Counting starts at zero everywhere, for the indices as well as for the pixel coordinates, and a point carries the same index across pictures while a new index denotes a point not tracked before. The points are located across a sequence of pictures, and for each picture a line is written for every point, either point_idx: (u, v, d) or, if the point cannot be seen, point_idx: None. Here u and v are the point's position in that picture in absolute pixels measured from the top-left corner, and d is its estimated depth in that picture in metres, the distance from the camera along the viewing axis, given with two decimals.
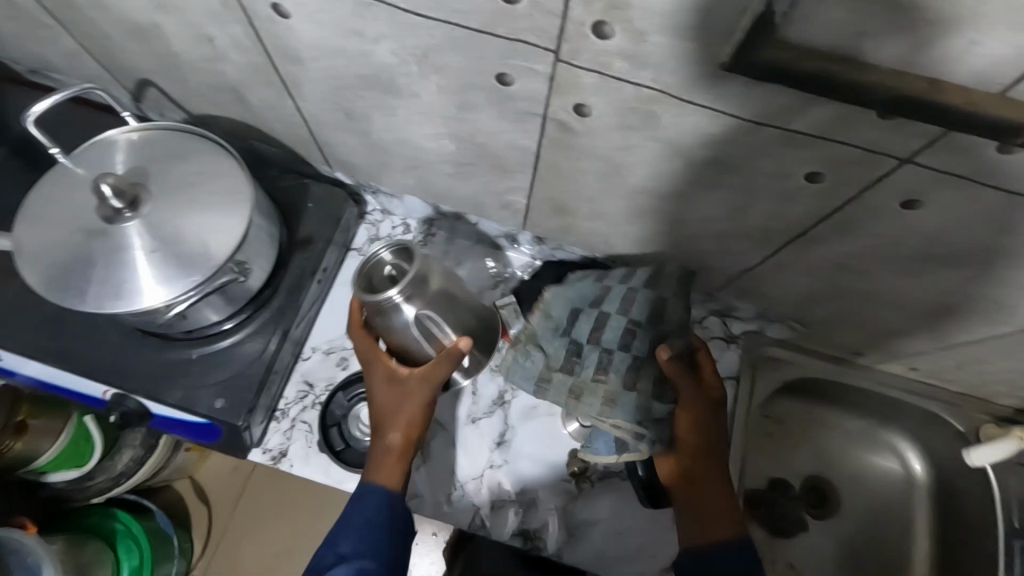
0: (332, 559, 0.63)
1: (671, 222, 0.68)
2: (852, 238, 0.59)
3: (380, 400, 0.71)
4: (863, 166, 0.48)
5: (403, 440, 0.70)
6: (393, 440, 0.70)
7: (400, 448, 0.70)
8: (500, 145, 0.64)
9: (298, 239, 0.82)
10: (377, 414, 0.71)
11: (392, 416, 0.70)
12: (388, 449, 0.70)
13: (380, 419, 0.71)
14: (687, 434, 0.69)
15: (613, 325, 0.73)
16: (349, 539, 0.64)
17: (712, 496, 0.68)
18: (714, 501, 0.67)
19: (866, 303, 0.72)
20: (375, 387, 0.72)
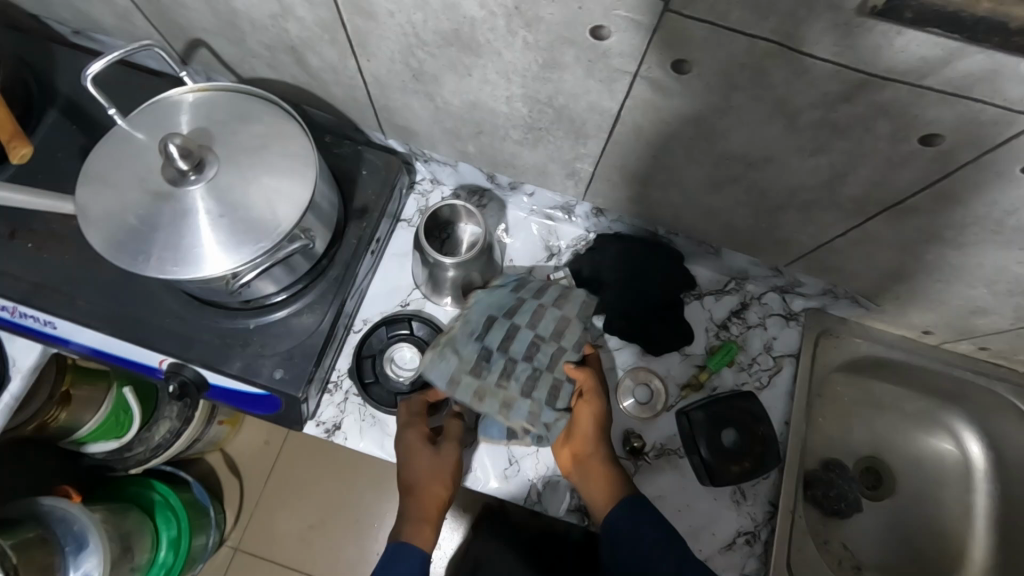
0: None
1: (754, 191, 0.65)
2: (956, 207, 0.56)
3: (421, 467, 0.76)
4: (993, 128, 0.45)
5: (440, 508, 0.76)
6: (432, 507, 0.75)
7: (434, 510, 0.75)
8: (581, 108, 0.61)
9: (355, 208, 0.80)
10: (419, 495, 0.75)
11: (432, 474, 0.76)
12: (421, 513, 0.75)
13: (417, 489, 0.75)
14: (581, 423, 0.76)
15: (518, 340, 0.75)
16: None
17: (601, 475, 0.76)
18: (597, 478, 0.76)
19: (952, 275, 0.69)
20: (413, 457, 0.76)
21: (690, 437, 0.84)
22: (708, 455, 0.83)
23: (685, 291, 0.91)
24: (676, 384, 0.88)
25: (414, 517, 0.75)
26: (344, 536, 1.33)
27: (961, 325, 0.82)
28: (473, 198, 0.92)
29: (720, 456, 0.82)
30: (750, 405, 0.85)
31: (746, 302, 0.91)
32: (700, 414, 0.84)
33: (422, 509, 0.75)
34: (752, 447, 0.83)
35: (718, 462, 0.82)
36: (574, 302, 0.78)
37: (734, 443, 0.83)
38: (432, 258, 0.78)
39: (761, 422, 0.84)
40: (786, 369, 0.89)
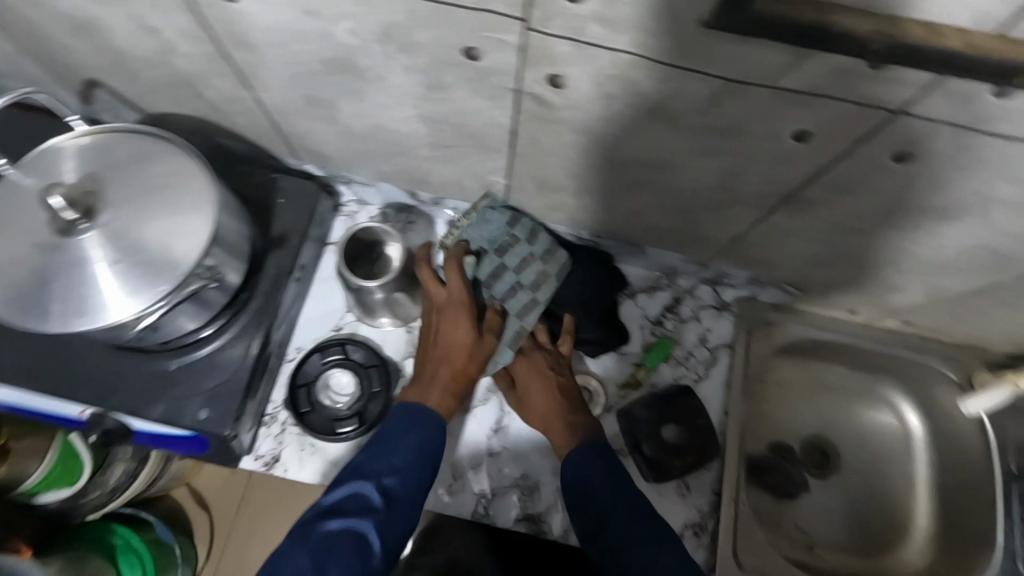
0: (382, 467, 0.62)
1: (659, 193, 0.66)
2: (847, 197, 0.57)
3: (459, 339, 0.74)
4: (855, 122, 0.46)
5: (460, 383, 0.73)
6: (454, 376, 0.73)
7: (457, 383, 0.73)
8: (478, 124, 0.61)
9: (273, 236, 0.78)
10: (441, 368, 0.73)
11: (461, 346, 0.74)
12: (443, 380, 0.72)
13: (447, 356, 0.74)
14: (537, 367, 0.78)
15: (505, 280, 0.80)
16: (400, 452, 0.64)
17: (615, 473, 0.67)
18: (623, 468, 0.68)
19: (861, 259, 0.71)
20: (450, 326, 0.75)
21: (635, 436, 0.86)
22: (652, 452, 0.85)
23: (618, 291, 0.92)
24: (616, 384, 0.89)
25: (427, 383, 0.72)
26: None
27: (883, 304, 0.84)
28: (400, 217, 0.91)
29: (663, 450, 0.85)
30: (687, 398, 0.87)
31: (679, 296, 0.93)
32: (642, 411, 0.86)
33: (443, 378, 0.72)
34: (694, 438, 0.86)
35: (661, 457, 0.85)
36: (558, 263, 0.82)
37: (677, 437, 0.86)
38: (356, 283, 0.78)
39: (701, 414, 0.87)
40: (722, 359, 0.91)
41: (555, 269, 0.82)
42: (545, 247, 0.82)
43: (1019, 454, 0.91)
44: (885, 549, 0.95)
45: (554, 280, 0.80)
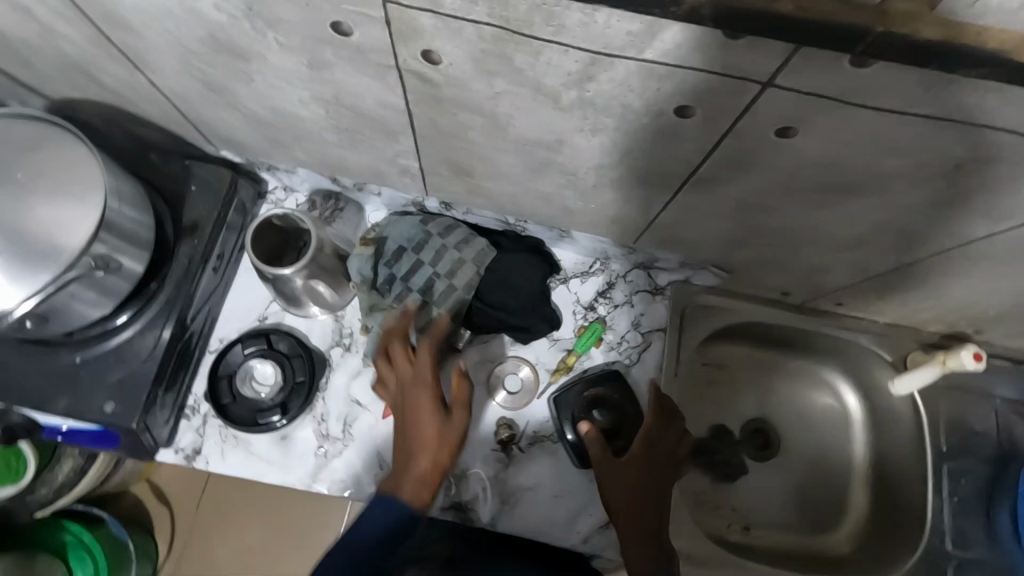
0: None
1: (567, 175, 0.64)
2: (747, 175, 0.56)
3: (424, 418, 0.65)
4: (730, 96, 0.45)
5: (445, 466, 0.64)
6: (427, 466, 0.63)
7: (434, 473, 0.64)
8: (371, 106, 0.59)
9: (184, 225, 0.76)
10: (421, 456, 0.63)
11: (428, 430, 0.65)
12: (413, 474, 0.63)
13: (414, 446, 0.64)
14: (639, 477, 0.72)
15: (422, 274, 0.82)
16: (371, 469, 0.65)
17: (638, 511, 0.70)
18: (638, 490, 0.71)
19: (779, 240, 0.70)
20: (422, 412, 0.66)
21: (568, 421, 0.84)
22: (585, 433, 0.84)
23: (550, 275, 0.91)
24: (547, 370, 0.88)
25: (408, 475, 0.63)
26: (277, 558, 1.31)
27: (812, 285, 0.83)
28: (327, 204, 0.89)
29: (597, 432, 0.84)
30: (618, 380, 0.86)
31: (612, 281, 0.92)
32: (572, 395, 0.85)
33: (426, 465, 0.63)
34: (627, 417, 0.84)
35: (595, 438, 0.84)
36: (474, 249, 0.83)
37: (610, 418, 0.84)
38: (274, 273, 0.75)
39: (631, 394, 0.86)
40: (655, 343, 0.89)
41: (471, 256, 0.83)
42: (462, 236, 0.83)
43: (946, 429, 0.90)
44: (821, 528, 0.96)
45: (469, 267, 0.81)
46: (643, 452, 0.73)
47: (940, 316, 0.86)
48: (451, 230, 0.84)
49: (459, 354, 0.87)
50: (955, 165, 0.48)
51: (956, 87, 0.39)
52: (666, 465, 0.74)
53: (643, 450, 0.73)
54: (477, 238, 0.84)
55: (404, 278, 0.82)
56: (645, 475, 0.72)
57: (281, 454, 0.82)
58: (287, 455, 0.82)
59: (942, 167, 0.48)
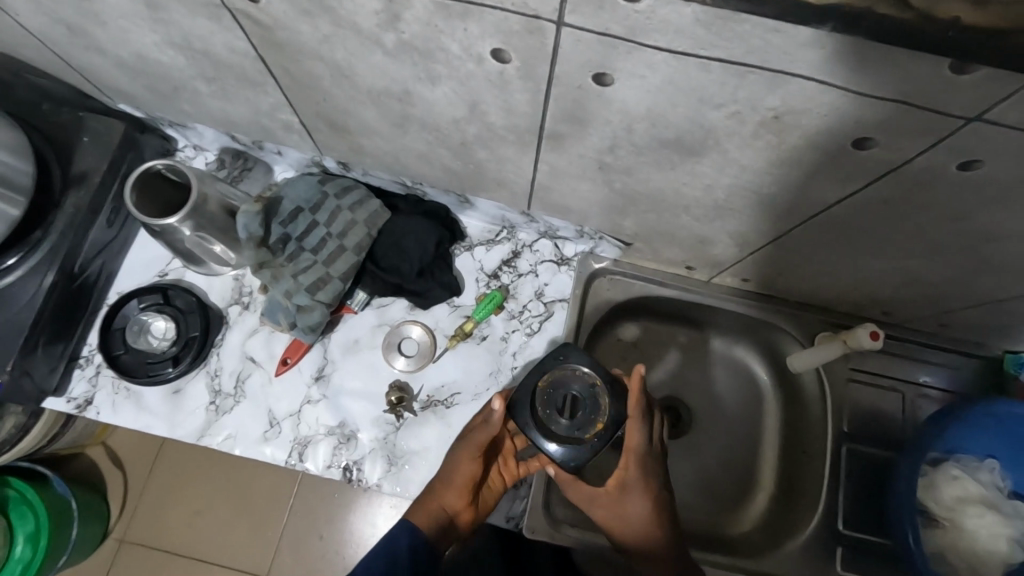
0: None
1: (431, 130, 0.64)
2: (589, 128, 0.55)
3: (448, 460, 0.75)
4: (531, 37, 0.44)
5: (475, 517, 0.75)
6: (439, 498, 0.73)
7: (441, 504, 0.72)
8: (223, 51, 0.59)
9: (73, 175, 0.77)
10: (455, 505, 0.72)
11: (446, 472, 0.73)
12: (427, 503, 0.73)
13: (437, 482, 0.74)
14: (636, 491, 0.67)
15: (315, 233, 0.81)
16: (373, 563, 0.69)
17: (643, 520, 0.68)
18: (646, 502, 0.67)
19: (657, 206, 0.69)
20: (468, 461, 0.72)
21: (533, 420, 0.66)
22: (562, 427, 0.65)
23: (453, 243, 0.90)
24: (444, 336, 0.88)
25: (444, 511, 0.72)
26: (226, 521, 1.33)
27: (708, 258, 0.83)
28: (236, 162, 0.89)
29: (570, 424, 0.66)
30: (580, 358, 0.68)
31: (517, 250, 0.91)
32: (528, 390, 0.67)
33: (455, 510, 0.72)
34: (604, 400, 0.66)
35: (575, 434, 0.65)
36: (367, 211, 0.83)
37: (585, 411, 0.66)
38: (159, 226, 0.73)
39: (596, 371, 0.67)
40: (557, 313, 0.89)
41: (365, 218, 0.83)
42: (358, 198, 0.83)
43: (852, 417, 0.88)
44: (724, 515, 0.93)
45: (360, 228, 0.81)
46: (638, 462, 0.66)
47: (842, 295, 0.84)
48: (348, 191, 0.84)
49: (355, 316, 0.87)
50: (773, 117, 0.46)
51: (729, 25, 0.38)
52: (655, 457, 0.69)
53: (637, 460, 0.67)
54: (373, 200, 0.84)
55: (298, 238, 0.81)
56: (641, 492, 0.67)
57: (169, 406, 0.82)
58: (176, 409, 0.82)
59: (763, 120, 0.47)
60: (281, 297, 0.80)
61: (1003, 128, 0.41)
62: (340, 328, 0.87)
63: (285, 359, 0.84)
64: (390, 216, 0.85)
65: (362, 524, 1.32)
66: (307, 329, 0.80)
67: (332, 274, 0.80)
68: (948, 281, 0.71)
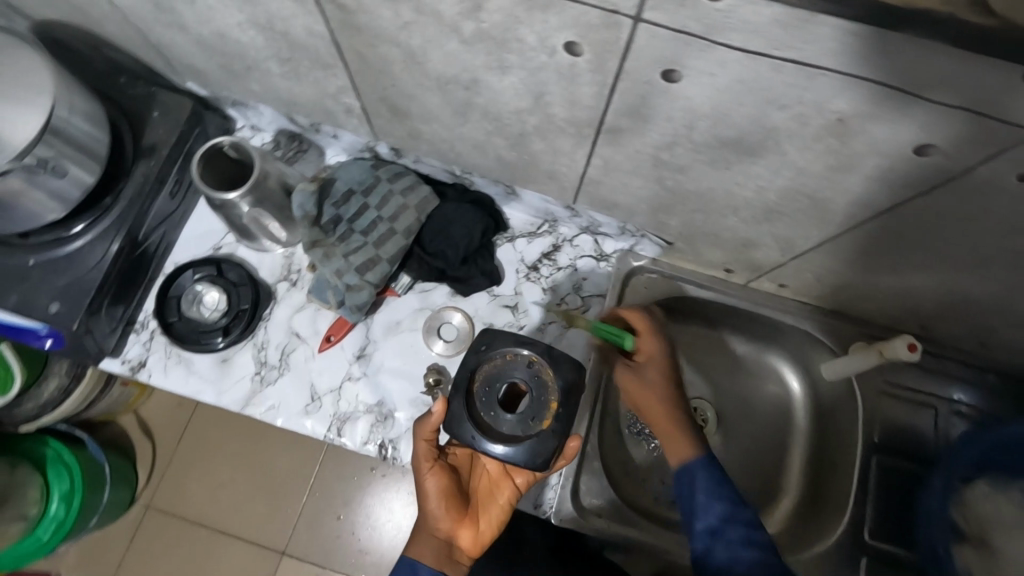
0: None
1: (493, 119, 0.66)
2: (650, 124, 0.57)
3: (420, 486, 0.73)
4: (608, 32, 0.46)
5: (480, 533, 0.71)
6: (424, 525, 0.71)
7: (432, 531, 0.71)
8: (301, 33, 0.62)
9: (143, 147, 0.80)
10: (444, 529, 0.70)
11: (423, 496, 0.72)
12: (420, 535, 0.71)
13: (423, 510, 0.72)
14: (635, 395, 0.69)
15: (367, 215, 0.84)
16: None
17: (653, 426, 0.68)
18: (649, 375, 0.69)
19: (706, 206, 0.70)
20: (427, 478, 0.72)
21: (477, 428, 0.65)
22: (510, 423, 0.65)
23: (496, 233, 0.92)
24: (483, 323, 0.90)
25: (437, 540, 0.70)
26: (252, 493, 1.36)
27: (749, 261, 0.83)
28: (291, 144, 0.93)
29: (521, 415, 0.65)
30: (506, 343, 0.68)
31: (558, 244, 0.93)
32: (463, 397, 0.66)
33: (446, 534, 0.70)
34: (545, 377, 0.67)
35: (527, 422, 0.65)
36: (417, 195, 0.85)
37: (534, 395, 0.66)
38: (222, 199, 0.76)
39: (528, 351, 0.68)
40: (594, 308, 0.91)
41: (414, 203, 0.85)
42: (409, 183, 0.86)
43: (883, 427, 0.89)
44: None
45: (410, 212, 0.83)
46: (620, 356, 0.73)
47: (881, 306, 0.84)
48: (399, 177, 0.86)
49: (398, 299, 0.90)
50: (838, 120, 0.47)
51: (808, 27, 0.39)
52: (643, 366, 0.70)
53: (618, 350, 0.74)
54: (423, 186, 0.86)
55: (350, 219, 0.84)
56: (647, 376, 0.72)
57: (216, 373, 0.86)
58: (223, 376, 0.86)
59: (827, 123, 0.48)
60: (330, 276, 0.83)
61: None
62: (384, 310, 0.89)
63: (329, 336, 0.87)
64: (439, 203, 0.87)
65: (381, 508, 1.35)
66: (353, 308, 0.83)
67: (381, 255, 0.82)
68: (995, 296, 0.71)
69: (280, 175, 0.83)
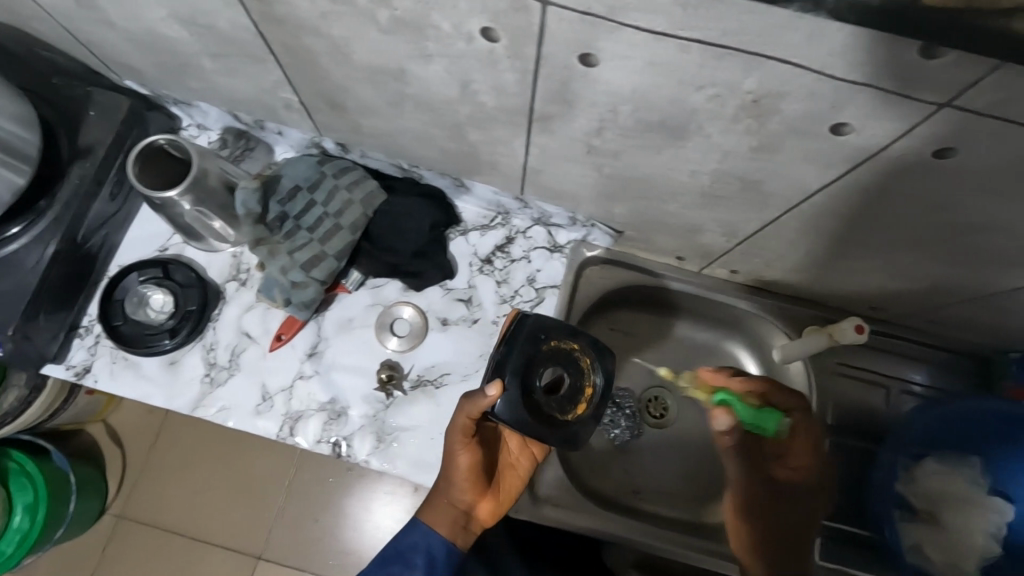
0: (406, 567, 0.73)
1: (428, 111, 0.65)
2: (577, 110, 0.56)
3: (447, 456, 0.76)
4: (519, 16, 0.46)
5: (498, 504, 0.78)
6: (444, 492, 0.76)
7: (452, 499, 0.75)
8: (226, 27, 0.61)
9: (79, 148, 0.79)
10: (466, 501, 0.75)
11: (449, 466, 0.75)
12: (439, 502, 0.76)
13: (445, 478, 0.76)
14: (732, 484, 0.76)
15: (314, 212, 0.83)
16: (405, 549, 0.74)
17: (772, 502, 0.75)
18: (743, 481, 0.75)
19: (648, 193, 0.70)
20: (460, 452, 0.74)
21: (528, 411, 0.66)
22: (553, 407, 0.68)
23: (449, 227, 0.92)
24: (437, 317, 0.89)
25: (457, 510, 0.75)
26: (225, 498, 1.35)
27: (698, 248, 0.84)
28: (238, 143, 0.91)
29: (562, 400, 0.68)
30: (558, 330, 0.69)
31: (511, 236, 0.92)
32: (516, 380, 0.66)
33: (466, 505, 0.76)
34: (586, 365, 0.70)
35: (566, 407, 0.68)
36: (364, 190, 0.84)
37: (573, 382, 0.69)
38: (159, 198, 0.75)
39: (572, 338, 0.70)
40: (548, 299, 0.90)
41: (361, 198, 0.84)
42: (355, 178, 0.85)
43: (836, 408, 0.90)
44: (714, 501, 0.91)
45: (356, 207, 0.83)
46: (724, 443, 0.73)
47: (831, 289, 0.85)
48: (346, 171, 0.85)
49: (349, 295, 0.89)
50: (752, 100, 0.48)
51: (706, 6, 0.39)
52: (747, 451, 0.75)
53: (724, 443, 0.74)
54: (371, 181, 0.85)
55: (296, 216, 0.83)
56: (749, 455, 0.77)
57: (165, 375, 0.84)
58: (173, 378, 0.84)
59: (743, 103, 0.48)
60: (276, 274, 0.82)
61: (973, 112, 0.42)
62: (335, 306, 0.88)
63: (279, 334, 0.86)
64: (387, 197, 0.86)
65: (353, 507, 1.34)
66: (300, 306, 0.82)
67: (328, 251, 0.82)
68: (933, 275, 0.71)
69: (223, 173, 0.81)
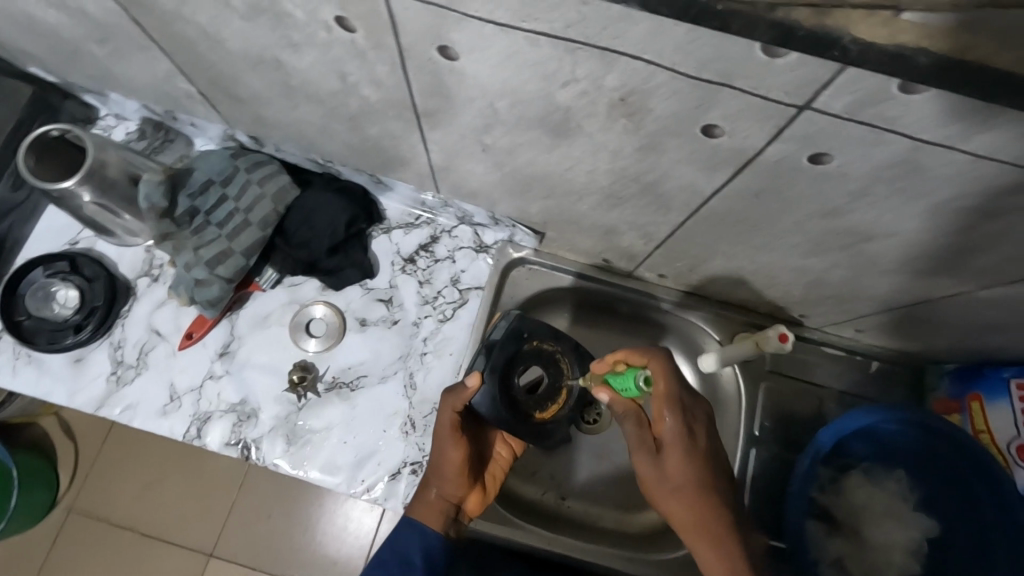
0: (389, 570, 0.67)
1: (320, 103, 0.63)
2: (457, 106, 0.54)
3: (437, 449, 0.72)
4: (365, 5, 0.43)
5: (485, 495, 0.75)
6: (436, 488, 0.71)
7: (445, 495, 0.71)
8: (97, 10, 0.58)
9: None
10: (458, 495, 0.72)
11: (440, 461, 0.71)
12: (430, 498, 0.71)
13: (436, 473, 0.72)
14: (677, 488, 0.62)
15: (224, 207, 0.80)
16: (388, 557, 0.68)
17: (696, 509, 0.62)
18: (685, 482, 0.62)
19: (556, 193, 0.68)
20: (450, 447, 0.71)
21: (503, 408, 0.69)
22: (528, 404, 0.70)
23: (372, 225, 0.89)
24: (355, 317, 0.87)
25: (448, 504, 0.72)
26: (180, 497, 1.29)
27: (621, 251, 0.81)
28: (157, 134, 0.88)
29: (538, 399, 0.70)
30: (540, 331, 0.70)
31: (435, 235, 0.90)
32: (494, 378, 0.68)
33: (459, 500, 0.72)
34: (565, 368, 0.71)
35: (541, 406, 0.70)
36: (276, 185, 0.81)
37: (551, 381, 0.71)
38: (53, 189, 0.73)
39: (553, 341, 0.70)
40: (471, 300, 0.88)
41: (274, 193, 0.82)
42: (269, 173, 0.82)
43: (764, 418, 0.87)
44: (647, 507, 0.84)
45: (266, 203, 0.80)
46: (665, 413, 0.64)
47: (758, 295, 0.82)
48: (261, 166, 0.82)
49: (265, 293, 0.87)
50: (618, 99, 0.45)
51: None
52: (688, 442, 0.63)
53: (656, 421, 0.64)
54: (285, 175, 0.83)
55: (206, 212, 0.80)
56: (682, 454, 0.63)
57: (69, 372, 0.82)
58: (77, 376, 0.82)
59: (611, 101, 0.46)
60: (183, 271, 0.80)
61: (834, 116, 0.40)
62: (250, 304, 0.86)
63: (189, 333, 0.84)
64: (301, 193, 0.83)
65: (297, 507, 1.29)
66: (207, 304, 0.80)
67: (235, 247, 0.79)
68: (850, 282, 0.69)
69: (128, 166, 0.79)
